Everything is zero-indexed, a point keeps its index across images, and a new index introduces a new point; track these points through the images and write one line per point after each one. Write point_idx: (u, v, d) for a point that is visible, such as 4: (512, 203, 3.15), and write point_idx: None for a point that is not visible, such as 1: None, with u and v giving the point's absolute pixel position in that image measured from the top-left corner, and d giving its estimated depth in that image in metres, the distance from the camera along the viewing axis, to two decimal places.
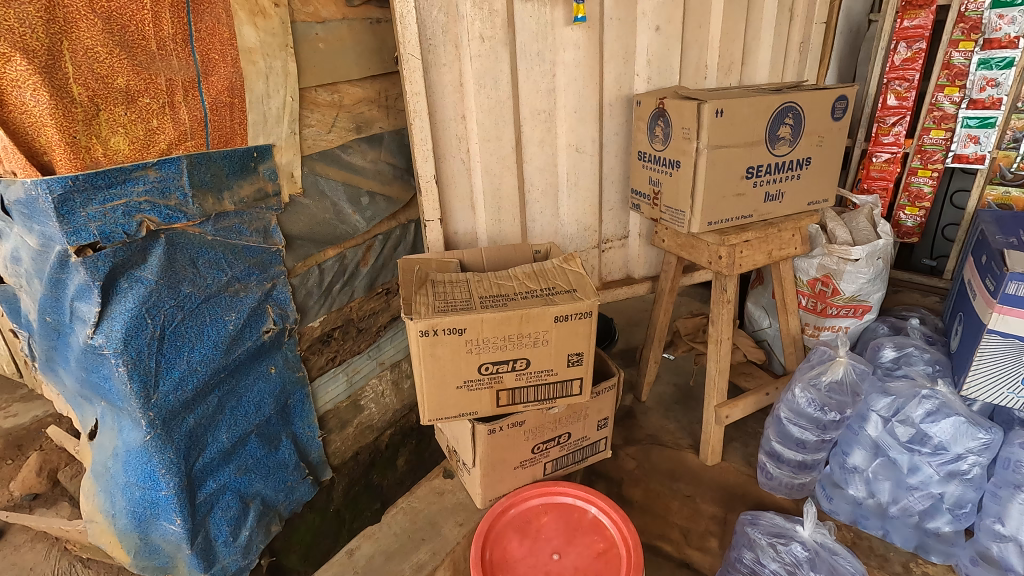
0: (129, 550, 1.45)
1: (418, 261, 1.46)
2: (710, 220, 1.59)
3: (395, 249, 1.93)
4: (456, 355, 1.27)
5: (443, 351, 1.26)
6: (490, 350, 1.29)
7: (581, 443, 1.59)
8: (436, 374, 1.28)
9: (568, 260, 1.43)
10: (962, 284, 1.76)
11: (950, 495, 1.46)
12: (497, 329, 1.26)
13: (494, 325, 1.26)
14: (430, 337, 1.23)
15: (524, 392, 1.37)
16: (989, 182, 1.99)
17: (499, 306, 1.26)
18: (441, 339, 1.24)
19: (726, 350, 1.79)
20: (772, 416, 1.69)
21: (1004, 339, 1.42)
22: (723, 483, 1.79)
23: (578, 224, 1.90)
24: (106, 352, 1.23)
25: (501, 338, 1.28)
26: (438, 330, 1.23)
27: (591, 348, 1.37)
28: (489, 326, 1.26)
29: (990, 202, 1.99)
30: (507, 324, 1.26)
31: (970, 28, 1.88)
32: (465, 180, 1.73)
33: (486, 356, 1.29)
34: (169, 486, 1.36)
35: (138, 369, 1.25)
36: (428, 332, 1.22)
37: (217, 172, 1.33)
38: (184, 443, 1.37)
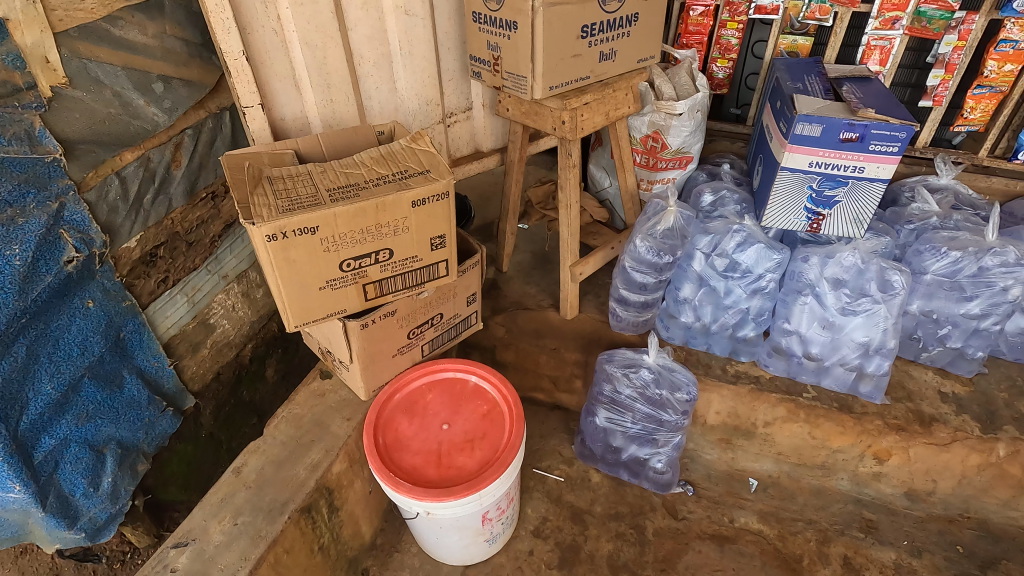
0: None
1: (245, 156, 1.28)
2: (551, 85, 1.59)
3: (211, 145, 1.66)
4: (312, 257, 1.19)
5: (297, 254, 1.17)
6: (349, 246, 1.22)
7: (453, 321, 1.63)
8: (294, 279, 1.20)
9: (415, 139, 1.35)
10: (761, 129, 2.01)
11: (754, 307, 1.79)
12: (353, 223, 1.19)
13: (349, 219, 1.18)
14: (280, 241, 1.13)
15: (391, 283, 1.34)
16: (782, 32, 2.19)
17: (351, 198, 1.18)
18: (292, 241, 1.15)
19: (576, 213, 1.89)
20: (618, 266, 1.88)
21: (791, 174, 1.69)
22: (582, 332, 2.00)
23: (419, 99, 1.78)
24: None
25: (359, 232, 1.21)
26: (286, 232, 1.13)
27: (453, 229, 1.36)
28: (343, 221, 1.18)
29: (782, 51, 2.22)
30: (363, 216, 1.20)
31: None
32: (281, 54, 1.50)
33: (346, 253, 1.23)
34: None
35: None
36: (276, 237, 1.12)
37: None
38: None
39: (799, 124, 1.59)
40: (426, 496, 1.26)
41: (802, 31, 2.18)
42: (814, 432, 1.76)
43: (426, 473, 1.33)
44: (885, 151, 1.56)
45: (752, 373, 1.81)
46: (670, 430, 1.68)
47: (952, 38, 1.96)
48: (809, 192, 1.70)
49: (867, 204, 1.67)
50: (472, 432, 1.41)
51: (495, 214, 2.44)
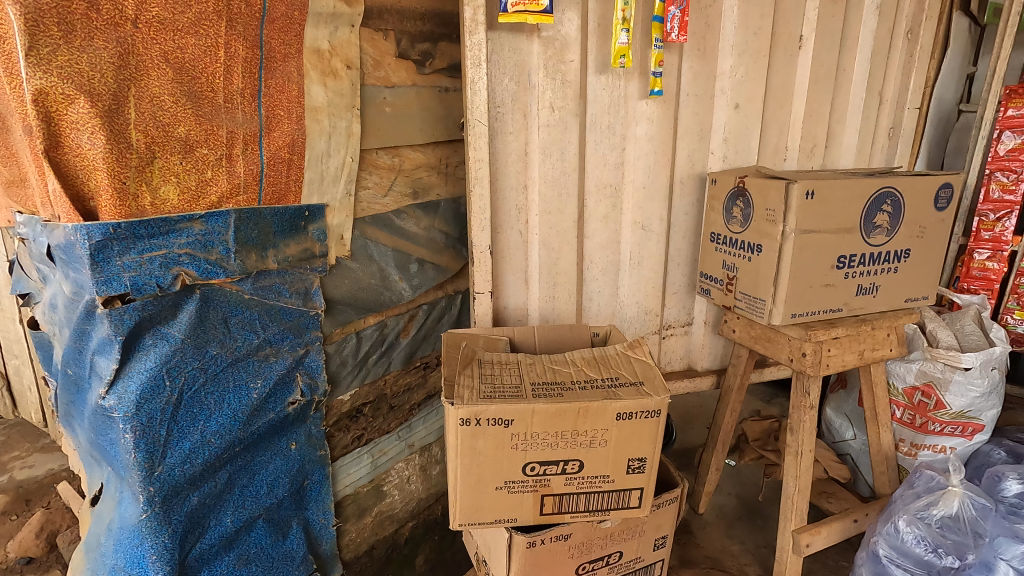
0: None
1: (464, 336, 1.33)
2: (794, 312, 1.41)
3: (438, 321, 1.83)
4: (497, 450, 1.11)
5: (485, 444, 1.10)
6: (538, 448, 1.11)
7: (632, 565, 1.34)
8: (474, 472, 1.11)
9: (633, 346, 1.25)
10: None
11: None
12: (549, 423, 1.09)
13: (546, 418, 1.09)
14: (474, 426, 1.08)
15: (573, 500, 1.17)
16: None
17: (553, 397, 1.10)
18: (482, 429, 1.08)
19: (806, 465, 1.52)
20: (865, 549, 1.40)
21: None
22: None
23: (639, 307, 1.75)
24: (115, 416, 1.13)
25: (553, 433, 1.10)
26: (478, 419, 1.07)
27: (656, 454, 1.17)
28: (539, 420, 1.09)
29: None
30: (562, 418, 1.09)
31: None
32: (521, 253, 1.61)
33: (533, 455, 1.12)
34: (159, 574, 1.21)
35: (146, 438, 1.16)
36: (469, 421, 1.07)
37: (265, 229, 1.28)
38: (183, 526, 1.24)
39: None
40: None
41: None
42: None
43: None
44: None
45: None
46: None
47: None
48: None
49: None
50: None
51: (697, 441, 2.15)
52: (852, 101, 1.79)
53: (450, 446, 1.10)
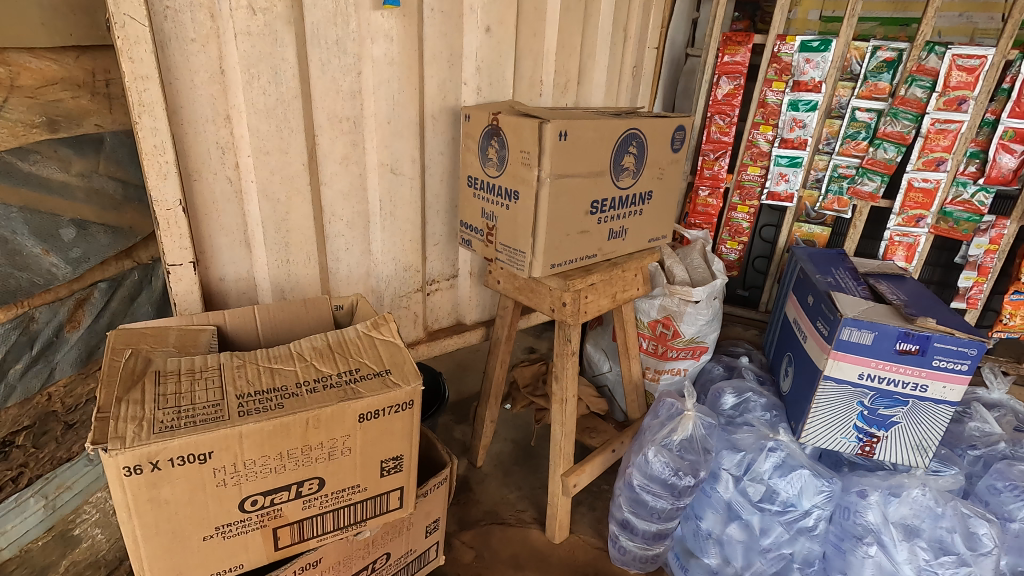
0: None
1: (144, 333, 0.96)
2: (553, 262, 1.34)
3: (130, 303, 1.34)
4: (194, 494, 0.81)
5: (176, 491, 0.80)
6: (257, 478, 0.85)
7: (405, 559, 1.21)
8: (164, 530, 0.81)
9: (377, 324, 1.03)
10: (785, 322, 1.76)
11: (801, 554, 1.36)
12: (266, 445, 0.83)
13: (261, 441, 0.82)
14: (152, 472, 0.77)
15: (315, 523, 0.95)
16: (797, 220, 2.10)
17: (269, 410, 0.83)
18: (162, 475, 0.78)
19: (571, 410, 1.54)
20: (622, 480, 1.47)
21: (837, 385, 1.39)
22: (572, 564, 1.54)
23: (396, 263, 1.52)
24: None
25: (274, 454, 0.84)
26: (154, 461, 0.76)
27: (414, 448, 1.00)
28: (251, 443, 0.82)
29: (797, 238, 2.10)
30: (287, 436, 0.84)
31: (781, 69, 1.93)
32: (233, 207, 1.24)
33: (251, 488, 0.85)
34: None
35: None
36: (140, 468, 0.75)
37: None
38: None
39: (845, 329, 1.33)
40: None
41: (818, 221, 2.08)
42: None
43: None
44: (952, 368, 1.29)
45: None
46: None
47: (982, 241, 1.92)
48: (860, 408, 1.39)
49: (931, 429, 1.36)
50: None
51: (472, 390, 2.11)
52: (600, 34, 1.74)
53: (118, 507, 0.77)
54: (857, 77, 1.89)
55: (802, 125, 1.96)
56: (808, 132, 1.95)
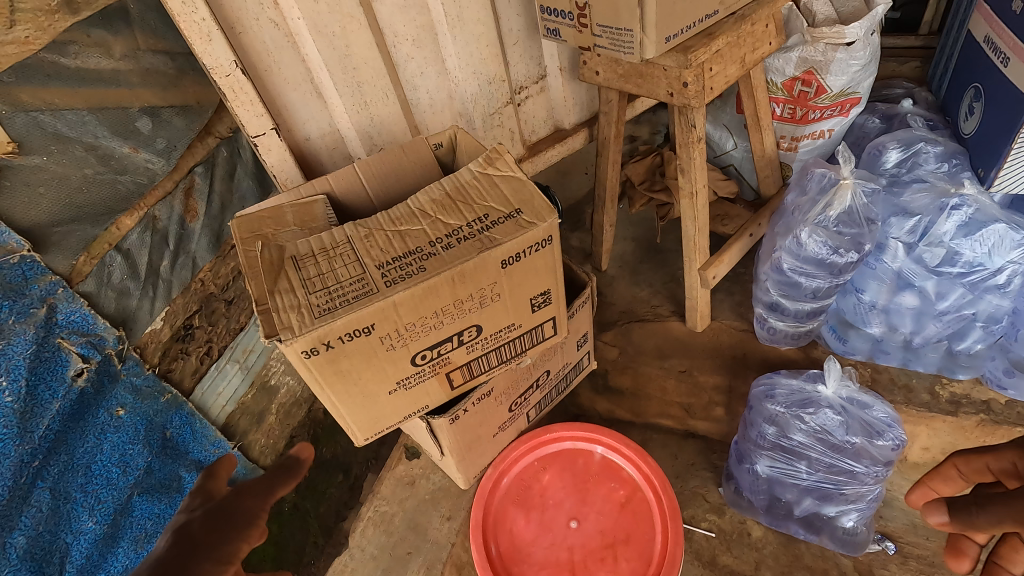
0: None
1: (262, 216, 0.92)
2: (668, 34, 1.03)
3: (230, 179, 1.31)
4: (370, 360, 0.83)
5: (354, 362, 0.82)
6: (420, 336, 0.85)
7: (564, 372, 1.28)
8: (355, 392, 0.86)
9: (491, 160, 0.91)
10: (967, 42, 1.39)
11: (984, 312, 1.24)
12: (421, 307, 0.81)
13: (415, 304, 0.80)
14: (327, 351, 0.77)
15: (481, 363, 0.97)
16: None
17: (413, 275, 0.78)
18: (337, 351, 0.79)
19: (703, 203, 1.39)
20: (768, 264, 1.38)
21: None
22: (717, 348, 1.56)
23: (478, 77, 1.30)
24: None
25: (431, 314, 0.83)
26: (326, 341, 0.76)
27: (560, 280, 0.95)
28: (406, 309, 0.79)
29: None
30: (438, 295, 0.81)
31: None
32: (292, 55, 1.05)
33: (419, 345, 0.86)
34: None
35: None
36: (317, 349, 0.76)
37: None
38: (26, 569, 0.97)
39: None
40: None
41: None
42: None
43: None
44: None
45: (977, 399, 1.29)
46: (865, 483, 1.18)
47: None
48: None
49: None
50: (612, 533, 1.12)
51: (580, 195, 1.99)
52: None
53: (310, 382, 0.81)
54: None
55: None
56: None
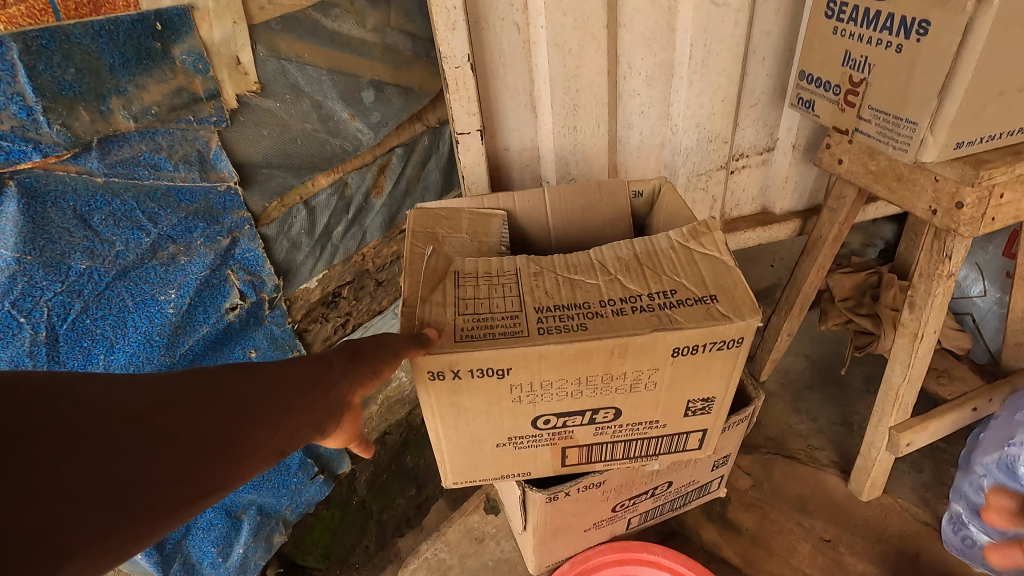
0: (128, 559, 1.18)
1: (439, 215, 0.89)
2: (962, 140, 0.81)
3: (422, 168, 1.33)
4: (489, 405, 0.74)
5: (472, 400, 0.73)
6: (552, 399, 0.73)
7: (687, 488, 1.09)
8: (461, 432, 0.77)
9: (696, 233, 0.79)
10: None
11: None
12: (565, 368, 0.69)
13: (559, 363, 0.69)
14: (451, 380, 0.70)
15: (605, 449, 0.83)
16: None
17: (570, 330, 0.68)
18: (460, 383, 0.70)
19: (925, 354, 1.11)
20: (993, 457, 1.08)
21: None
22: (879, 528, 1.26)
23: (701, 133, 1.17)
24: None
25: (572, 379, 0.71)
26: (454, 369, 0.68)
27: (729, 392, 0.78)
28: (549, 365, 0.69)
29: None
30: (588, 362, 0.69)
31: None
32: (522, 62, 1.02)
33: (545, 408, 0.74)
34: None
35: None
36: (443, 375, 0.69)
37: (99, 68, 0.76)
38: None
39: None
40: None
41: None
42: None
43: None
44: None
45: None
46: None
47: None
48: None
49: None
50: None
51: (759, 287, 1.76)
52: None
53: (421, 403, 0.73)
54: None
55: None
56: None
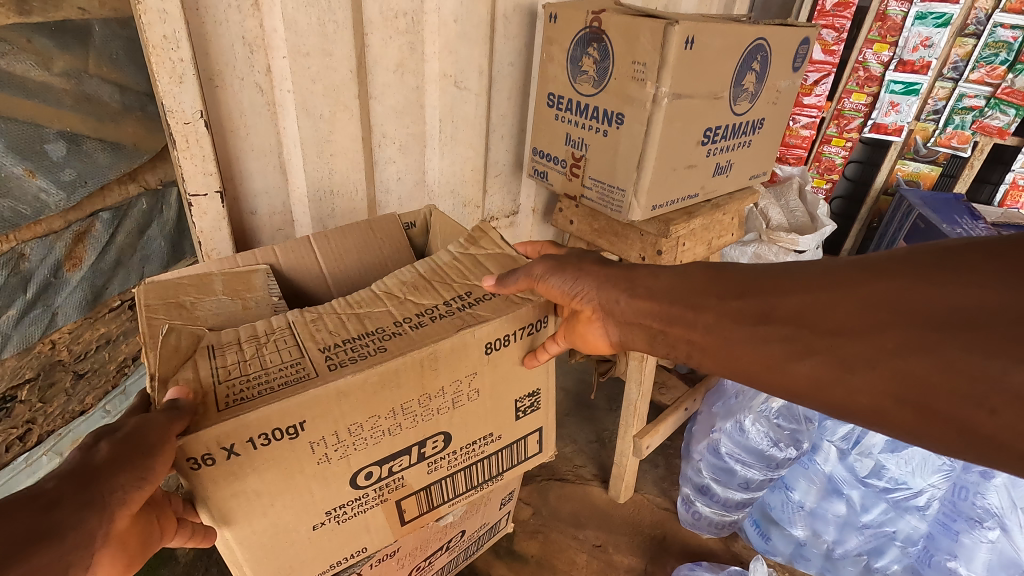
0: None
1: (182, 283, 0.74)
2: (655, 202, 1.02)
3: (142, 235, 1.09)
4: (288, 478, 0.60)
5: (264, 480, 0.58)
6: (367, 445, 0.64)
7: (477, 534, 1.10)
8: (260, 526, 0.61)
9: (474, 240, 0.82)
10: None
11: (903, 533, 1.23)
12: (371, 402, 0.61)
13: (363, 397, 0.61)
14: (229, 462, 0.55)
15: (443, 488, 0.75)
16: (903, 158, 1.97)
17: (369, 359, 0.61)
18: (240, 463, 0.56)
19: (649, 369, 1.35)
20: (704, 443, 1.35)
21: None
22: (636, 523, 1.45)
23: (454, 198, 1.24)
24: None
25: (385, 412, 0.63)
26: (227, 445, 0.54)
27: (551, 382, 0.81)
28: (353, 404, 0.60)
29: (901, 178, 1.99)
30: (399, 387, 0.63)
31: (887, 29, 1.75)
32: (267, 125, 0.95)
33: (363, 458, 0.64)
34: None
35: None
36: (211, 457, 0.54)
37: None
38: None
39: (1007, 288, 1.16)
40: None
41: (928, 159, 1.95)
42: None
43: None
44: None
45: None
46: None
47: None
48: None
49: None
50: None
51: None
52: None
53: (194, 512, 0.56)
54: (982, 31, 1.71)
55: (928, 44, 1.72)
56: (934, 53, 1.71)
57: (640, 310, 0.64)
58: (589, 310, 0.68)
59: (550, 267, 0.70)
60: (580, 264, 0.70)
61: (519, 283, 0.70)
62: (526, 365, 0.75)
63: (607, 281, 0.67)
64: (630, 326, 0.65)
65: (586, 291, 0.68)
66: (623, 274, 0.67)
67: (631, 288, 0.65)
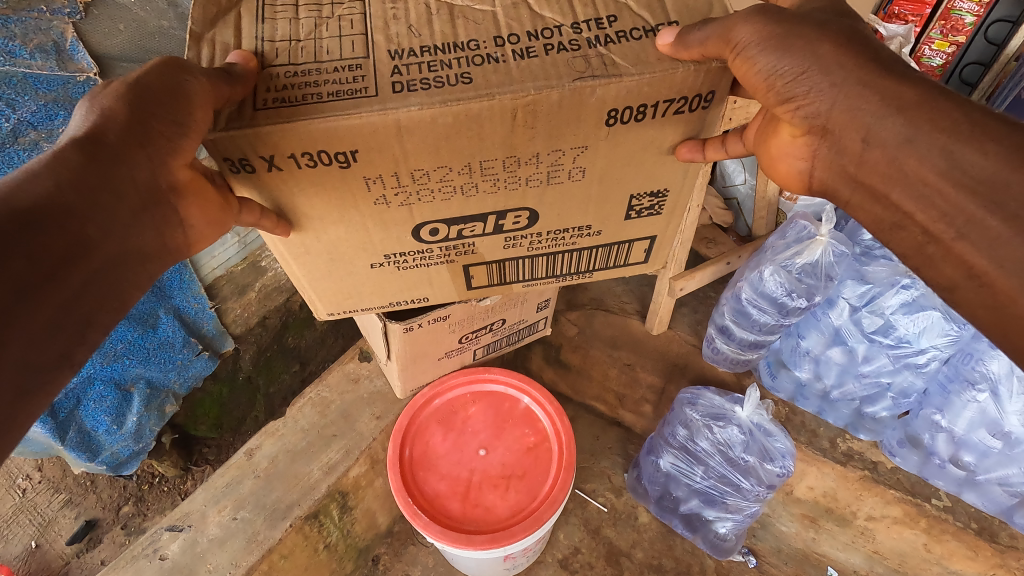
0: (45, 442, 1.53)
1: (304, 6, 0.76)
2: None
3: None
4: (344, 211, 0.79)
5: (311, 203, 0.77)
6: (431, 203, 0.79)
7: (517, 326, 1.44)
8: (318, 252, 0.85)
9: None
10: None
11: (898, 385, 1.37)
12: (437, 154, 0.72)
13: (428, 138, 0.70)
14: (268, 172, 0.72)
15: (509, 262, 0.95)
16: None
17: (434, 90, 0.68)
18: (281, 177, 0.73)
19: (692, 222, 1.50)
20: (730, 290, 1.52)
21: None
22: (665, 353, 1.72)
23: None
24: None
25: (458, 167, 0.74)
26: (265, 156, 0.69)
27: (686, 188, 0.86)
28: (415, 145, 0.71)
29: None
30: (481, 138, 0.71)
31: None
32: None
33: (428, 213, 0.81)
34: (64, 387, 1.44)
35: None
36: (241, 161, 0.70)
37: None
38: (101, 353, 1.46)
39: None
40: (442, 538, 1.20)
41: None
42: (930, 545, 1.40)
43: (448, 504, 1.27)
44: None
45: (869, 458, 1.43)
46: (746, 498, 1.43)
47: None
48: None
49: None
50: (511, 468, 1.32)
51: None
52: None
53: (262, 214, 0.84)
54: None
55: None
56: None
57: (886, 174, 0.56)
58: (801, 127, 0.61)
59: (764, 38, 0.60)
60: (834, 54, 0.57)
61: (705, 43, 0.65)
62: (677, 156, 0.79)
63: (869, 107, 0.55)
64: (854, 181, 0.59)
65: (802, 99, 0.59)
66: (794, 16, 0.61)
67: (937, 154, 0.53)
